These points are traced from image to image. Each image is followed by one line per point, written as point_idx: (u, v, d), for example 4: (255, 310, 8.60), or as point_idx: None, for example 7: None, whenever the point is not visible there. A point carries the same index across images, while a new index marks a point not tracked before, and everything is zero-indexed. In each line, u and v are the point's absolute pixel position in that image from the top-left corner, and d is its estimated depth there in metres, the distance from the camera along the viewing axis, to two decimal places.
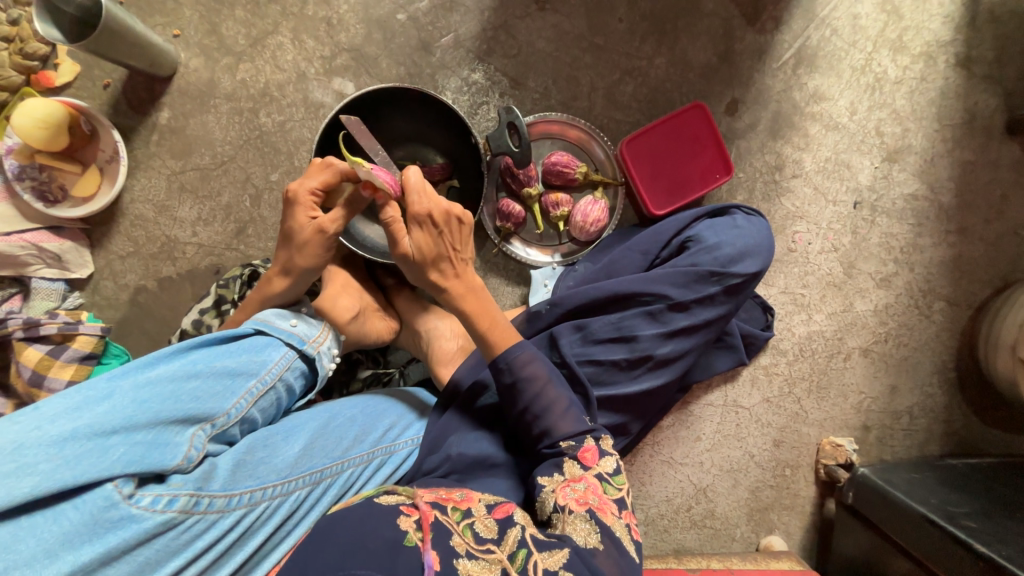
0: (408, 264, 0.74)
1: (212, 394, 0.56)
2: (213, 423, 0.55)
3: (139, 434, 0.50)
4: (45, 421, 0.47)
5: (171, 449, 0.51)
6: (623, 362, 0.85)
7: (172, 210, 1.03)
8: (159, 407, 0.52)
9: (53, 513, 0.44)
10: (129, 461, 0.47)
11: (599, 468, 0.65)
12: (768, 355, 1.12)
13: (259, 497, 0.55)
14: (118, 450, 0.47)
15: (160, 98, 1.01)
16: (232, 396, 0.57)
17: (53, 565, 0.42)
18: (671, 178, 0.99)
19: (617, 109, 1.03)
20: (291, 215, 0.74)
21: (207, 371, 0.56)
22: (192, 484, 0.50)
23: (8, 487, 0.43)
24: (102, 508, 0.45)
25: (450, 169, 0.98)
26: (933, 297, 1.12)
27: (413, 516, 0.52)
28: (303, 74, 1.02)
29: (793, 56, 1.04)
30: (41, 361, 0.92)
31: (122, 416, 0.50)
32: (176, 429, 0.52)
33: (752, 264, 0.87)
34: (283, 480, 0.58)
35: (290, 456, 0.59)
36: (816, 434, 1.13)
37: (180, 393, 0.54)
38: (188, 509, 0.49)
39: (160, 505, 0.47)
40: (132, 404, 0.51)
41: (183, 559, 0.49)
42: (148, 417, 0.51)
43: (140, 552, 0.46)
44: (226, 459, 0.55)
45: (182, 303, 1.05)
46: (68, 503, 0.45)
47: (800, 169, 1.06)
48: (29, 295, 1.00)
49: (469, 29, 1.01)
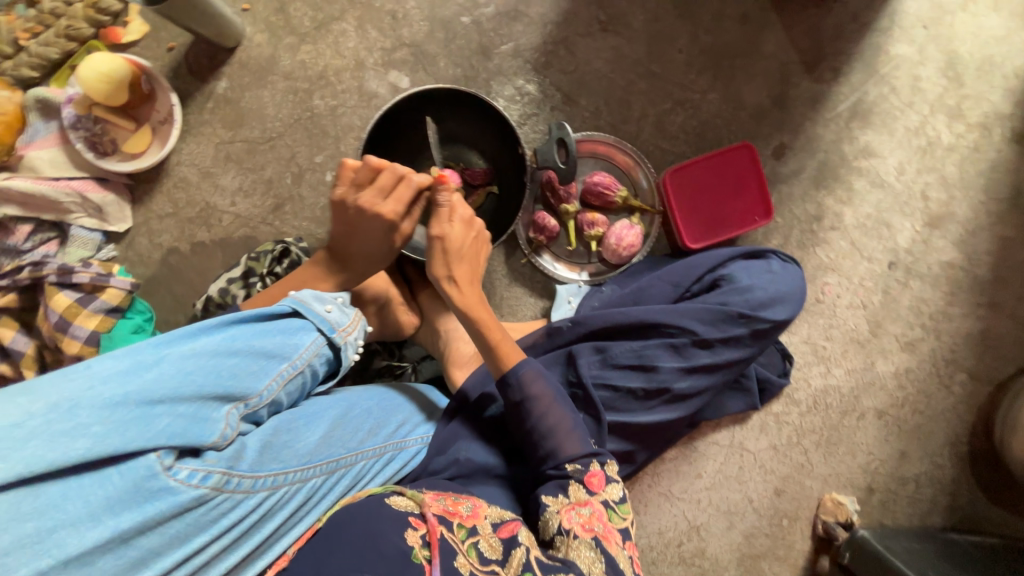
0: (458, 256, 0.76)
1: (248, 373, 0.57)
2: (247, 403, 0.56)
3: (182, 405, 0.50)
4: (97, 383, 0.48)
5: (209, 425, 0.51)
6: (639, 391, 0.85)
7: (215, 177, 1.05)
8: (202, 380, 0.52)
9: (98, 477, 0.44)
10: (172, 434, 0.48)
11: (606, 494, 0.65)
12: (781, 403, 1.11)
13: (281, 481, 0.56)
14: (163, 420, 0.48)
15: (221, 67, 1.03)
16: (266, 377, 0.58)
17: (96, 529, 0.42)
18: (709, 214, 0.99)
19: (664, 137, 1.03)
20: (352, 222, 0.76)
21: (245, 349, 0.57)
22: (224, 463, 0.51)
23: (63, 446, 0.43)
24: (143, 478, 0.45)
25: (491, 175, 0.98)
26: (955, 369, 1.10)
27: (420, 530, 0.52)
28: (362, 63, 1.03)
29: (848, 108, 1.04)
30: (70, 308, 0.94)
31: (168, 385, 0.50)
32: (214, 405, 0.53)
33: (781, 311, 0.87)
34: (303, 467, 0.59)
35: (311, 443, 0.60)
36: (819, 488, 1.12)
37: (222, 369, 0.54)
38: (219, 487, 0.50)
39: (195, 480, 0.48)
40: (177, 375, 0.51)
41: (209, 535, 0.48)
42: (191, 390, 0.51)
43: (172, 524, 0.46)
44: (255, 441, 0.56)
45: (210, 270, 1.06)
46: (112, 468, 0.45)
47: (839, 222, 1.06)
48: (65, 241, 1.01)
49: (530, 40, 1.02)
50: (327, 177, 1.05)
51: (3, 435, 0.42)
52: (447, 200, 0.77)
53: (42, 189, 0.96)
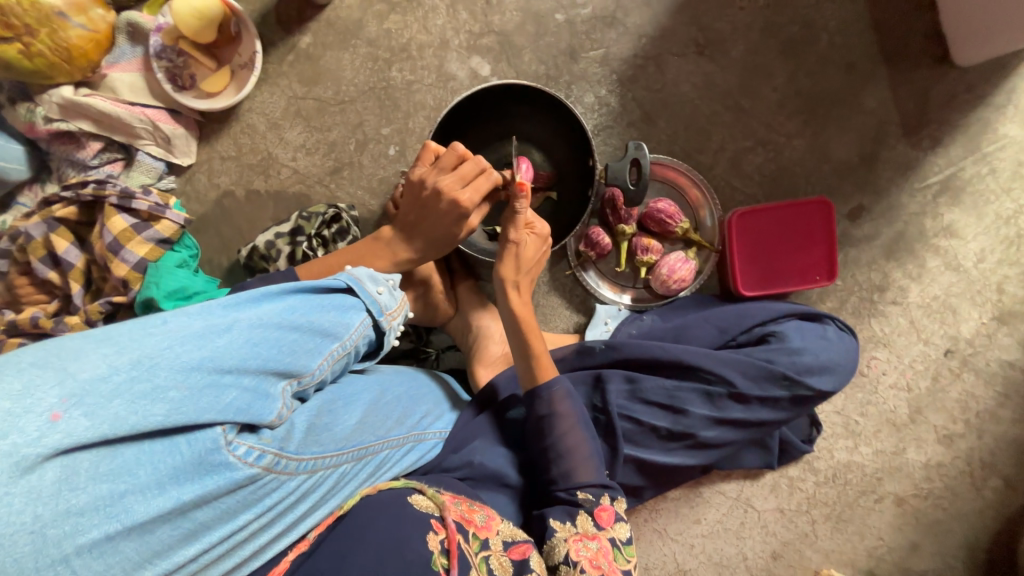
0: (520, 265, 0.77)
1: (305, 351, 0.56)
2: (300, 380, 0.56)
3: (246, 378, 0.50)
4: (174, 343, 0.47)
5: (268, 404, 0.51)
6: (662, 431, 0.83)
7: (281, 129, 1.05)
8: (266, 355, 0.52)
9: (168, 445, 0.43)
10: (239, 409, 0.47)
11: (613, 532, 0.65)
12: (798, 468, 1.07)
13: (319, 465, 0.55)
14: (232, 394, 0.47)
15: (307, 22, 1.03)
16: (319, 356, 0.58)
17: (162, 497, 0.41)
18: (769, 264, 0.95)
19: (738, 175, 0.99)
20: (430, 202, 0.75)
21: (305, 325, 0.57)
22: (277, 443, 0.51)
23: (143, 409, 0.42)
24: (208, 451, 0.44)
25: (553, 180, 0.96)
26: (991, 473, 1.04)
27: (440, 536, 0.51)
28: (446, 43, 1.01)
29: (939, 182, 0.98)
30: (124, 232, 0.96)
31: (238, 356, 0.50)
32: (273, 380, 0.52)
33: (828, 381, 0.83)
34: (337, 452, 0.58)
35: (348, 427, 0.60)
36: (818, 561, 1.08)
37: (283, 344, 0.54)
38: (270, 467, 0.49)
39: (251, 458, 0.47)
40: (246, 345, 0.51)
41: (253, 514, 0.48)
42: (257, 363, 0.51)
43: (224, 500, 0.45)
44: (301, 420, 0.56)
45: (260, 219, 1.07)
46: (182, 436, 0.44)
47: (902, 298, 1.01)
48: (130, 164, 1.03)
49: (620, 50, 0.98)
50: (390, 151, 1.04)
51: (90, 388, 0.40)
52: (524, 209, 0.77)
53: (122, 112, 0.98)
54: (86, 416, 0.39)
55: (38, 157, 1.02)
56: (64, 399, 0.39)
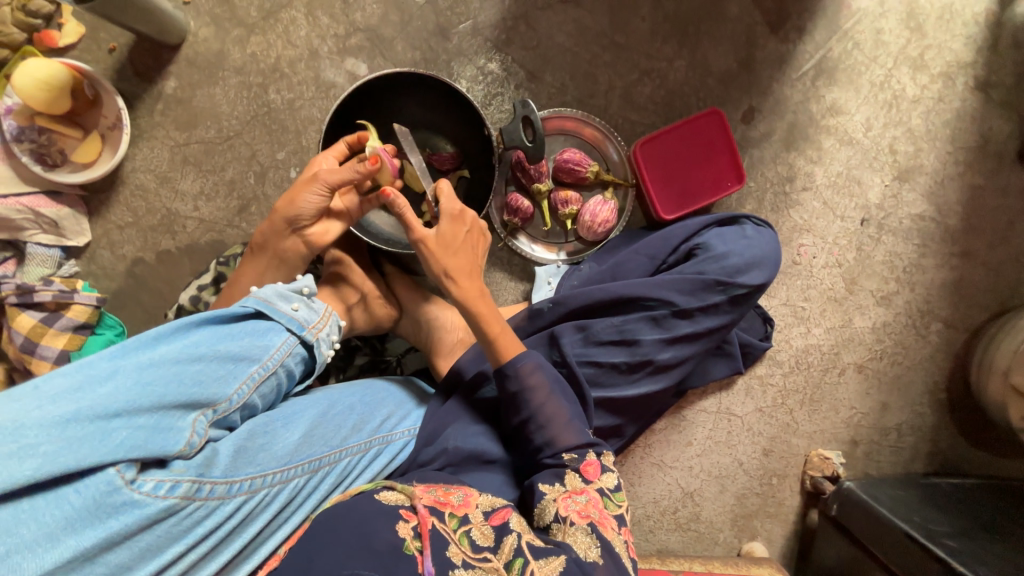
0: (442, 246, 0.75)
1: (215, 379, 0.55)
2: (215, 409, 0.54)
3: (141, 417, 0.48)
4: (45, 401, 0.45)
5: (173, 434, 0.49)
6: (623, 365, 0.86)
7: (174, 182, 1.01)
8: (163, 390, 0.50)
9: (52, 497, 0.42)
10: (131, 447, 0.46)
11: (601, 483, 0.65)
12: (765, 365, 1.12)
13: (259, 484, 0.55)
14: (120, 434, 0.46)
15: (167, 66, 0.99)
16: (235, 381, 0.56)
17: (55, 549, 0.41)
18: (682, 184, 0.98)
19: (633, 109, 1.02)
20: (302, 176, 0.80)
21: (210, 355, 0.55)
22: (194, 471, 0.50)
23: (7, 469, 0.40)
24: (105, 493, 0.44)
25: (460, 159, 0.97)
26: (930, 319, 1.12)
27: (411, 522, 0.52)
28: (316, 52, 0.99)
29: (814, 67, 1.03)
30: (35, 328, 0.91)
31: (127, 398, 0.48)
32: (179, 414, 0.51)
33: (758, 275, 0.87)
34: (282, 468, 0.58)
35: (290, 444, 0.59)
36: (805, 445, 1.14)
37: (185, 376, 0.52)
38: (190, 495, 0.49)
39: (163, 490, 0.47)
40: (135, 386, 0.49)
41: (184, 544, 0.48)
42: (151, 400, 0.49)
43: (142, 538, 0.45)
44: (227, 445, 0.54)
45: (179, 278, 1.03)
46: (69, 487, 0.43)
47: (810, 183, 1.06)
48: (23, 260, 0.97)
49: (488, 17, 0.99)
50: (292, 174, 1.01)
51: None
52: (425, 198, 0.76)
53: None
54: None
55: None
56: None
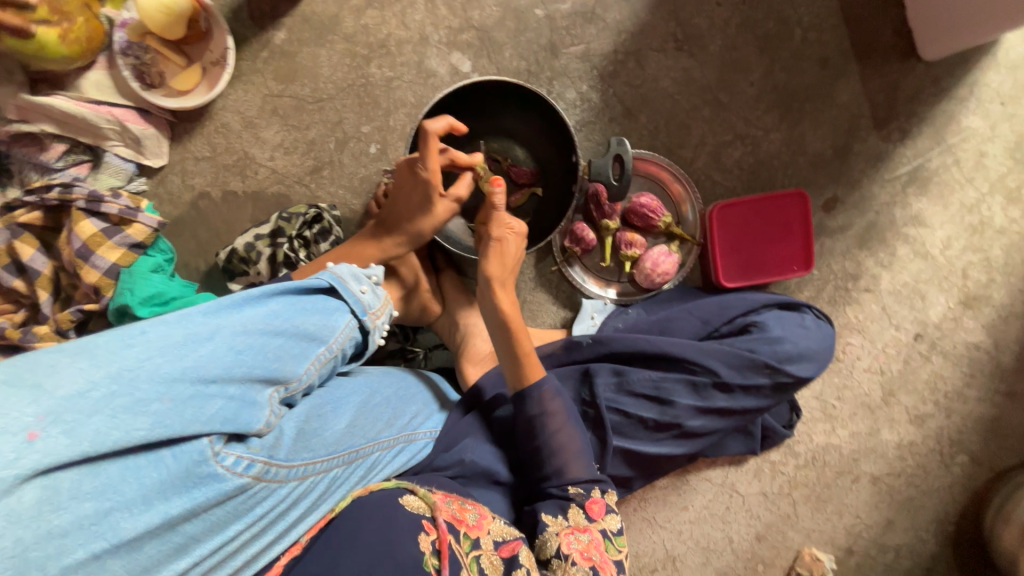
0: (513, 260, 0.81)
1: (291, 355, 0.57)
2: (287, 387, 0.56)
3: (232, 387, 0.50)
4: (155, 355, 0.47)
5: (256, 411, 0.52)
6: (650, 422, 0.85)
7: (258, 128, 1.02)
8: (252, 362, 0.53)
9: (151, 458, 0.43)
10: (224, 420, 0.48)
11: (605, 524, 0.65)
12: (780, 452, 1.11)
13: (310, 472, 0.56)
14: (217, 404, 0.48)
15: (281, 17, 1.00)
16: (306, 360, 0.58)
17: (148, 513, 0.42)
18: (748, 256, 0.97)
19: (718, 169, 1.01)
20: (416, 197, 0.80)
21: (289, 330, 0.57)
22: (266, 451, 0.52)
23: (125, 424, 0.42)
24: (195, 463, 0.45)
25: (536, 176, 0.97)
26: (958, 450, 1.10)
27: (431, 536, 0.53)
28: (425, 39, 1.00)
29: (908, 173, 1.02)
30: (94, 236, 0.92)
31: (222, 366, 0.50)
32: (259, 388, 0.53)
33: (807, 368, 0.86)
34: (328, 456, 0.59)
35: (337, 432, 0.62)
36: (799, 540, 1.12)
37: (269, 350, 0.55)
38: (260, 476, 0.50)
39: (240, 467, 0.48)
40: (230, 354, 0.51)
41: (243, 523, 0.49)
42: (243, 371, 0.52)
43: (215, 512, 0.46)
44: (289, 426, 0.57)
45: (239, 221, 1.04)
46: (167, 450, 0.44)
47: (874, 285, 1.04)
48: (97, 166, 0.99)
49: (601, 46, 0.99)
50: (371, 149, 1.02)
51: (67, 405, 0.41)
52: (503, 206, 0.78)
53: (86, 112, 0.94)
54: (64, 435, 0.39)
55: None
56: (41, 417, 0.39)
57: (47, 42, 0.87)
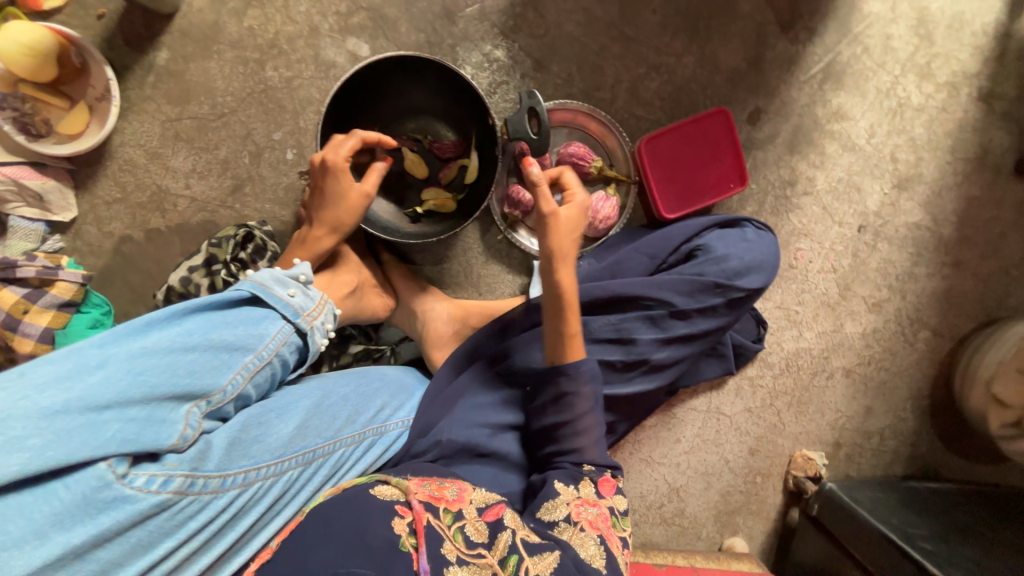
0: (565, 228, 0.76)
1: (209, 368, 0.55)
2: (209, 401, 0.55)
3: (133, 410, 0.49)
4: (34, 391, 0.46)
5: (167, 428, 0.50)
6: (618, 364, 0.86)
7: (164, 158, 0.98)
8: (155, 381, 0.51)
9: (42, 492, 0.44)
10: (121, 441, 0.47)
11: (612, 502, 0.66)
12: (756, 367, 1.14)
13: (253, 478, 0.56)
14: (111, 428, 0.47)
15: (159, 36, 0.95)
16: (229, 371, 0.57)
17: (43, 547, 0.42)
18: (684, 184, 0.98)
19: (639, 104, 1.00)
20: (336, 186, 0.80)
21: (203, 344, 0.55)
22: (187, 465, 0.51)
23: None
24: (94, 489, 0.45)
25: (463, 147, 0.95)
26: (919, 327, 1.14)
27: (406, 518, 0.53)
28: (316, 29, 0.96)
29: (822, 70, 1.03)
30: (17, 304, 0.88)
31: (117, 390, 0.49)
32: (171, 405, 0.52)
33: (757, 279, 0.88)
34: (276, 460, 0.59)
35: (283, 436, 0.61)
36: (790, 446, 1.17)
37: (177, 366, 0.53)
38: (183, 490, 0.50)
39: (155, 485, 0.48)
40: (126, 376, 0.50)
41: (175, 540, 0.50)
42: (143, 392, 0.50)
43: (134, 533, 0.47)
44: (221, 438, 0.55)
45: (170, 258, 1.00)
46: (58, 482, 0.45)
47: (811, 187, 1.06)
48: (5, 233, 0.93)
49: (496, 2, 0.96)
50: (288, 156, 0.99)
51: None
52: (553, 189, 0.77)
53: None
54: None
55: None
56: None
57: None
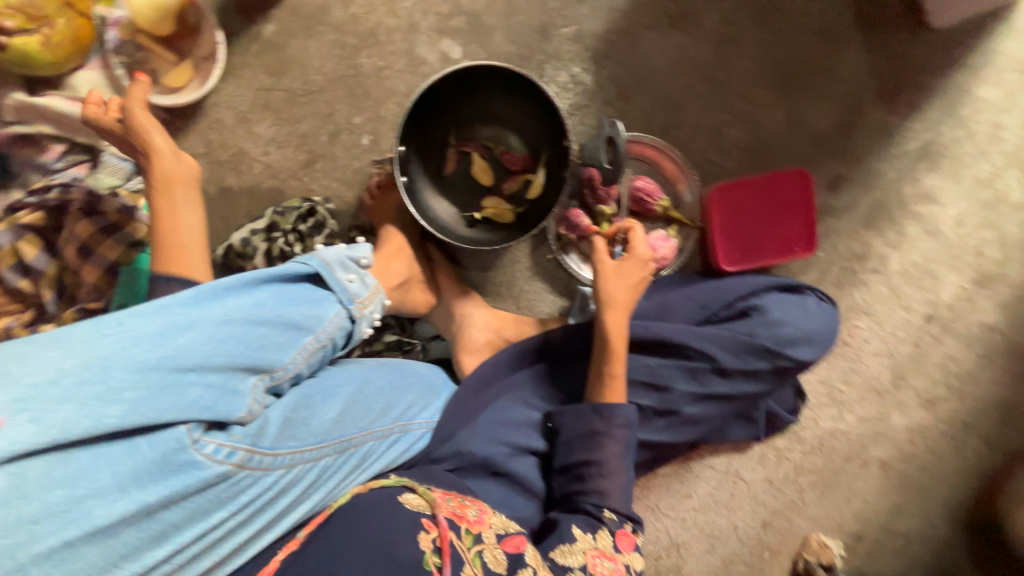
0: (615, 275, 0.81)
1: (275, 345, 0.59)
2: (272, 376, 0.59)
3: (211, 376, 0.52)
4: (131, 343, 0.49)
5: (237, 400, 0.54)
6: (647, 409, 0.84)
7: (250, 123, 1.02)
8: (233, 351, 0.54)
9: (126, 446, 0.46)
10: (202, 407, 0.50)
11: (628, 559, 0.68)
12: (785, 438, 1.09)
13: (297, 460, 0.58)
14: (193, 392, 0.50)
15: (270, 10, 1.00)
16: (292, 349, 0.61)
17: (122, 501, 0.44)
18: (748, 240, 0.95)
19: (716, 150, 0.98)
20: (159, 134, 0.75)
21: (273, 319, 0.59)
22: (249, 439, 0.54)
23: (96, 412, 0.45)
24: (172, 451, 0.47)
25: (531, 163, 0.96)
26: (972, 434, 1.07)
27: (431, 534, 0.55)
28: (414, 26, 0.99)
29: (917, 148, 0.98)
30: (93, 236, 0.92)
31: (201, 355, 0.52)
32: (242, 376, 0.55)
33: (808, 351, 0.85)
34: (318, 445, 0.61)
35: (327, 420, 0.63)
36: (806, 527, 1.11)
37: (252, 339, 0.57)
38: (243, 464, 0.52)
39: (221, 455, 0.50)
40: (209, 343, 0.53)
41: (226, 511, 0.50)
42: (223, 361, 0.53)
43: (194, 499, 0.48)
44: (277, 415, 0.59)
45: (235, 216, 1.05)
46: (142, 438, 0.47)
47: (882, 266, 1.01)
48: (96, 167, 0.98)
49: (593, 27, 0.96)
50: (364, 141, 1.02)
51: (37, 394, 0.43)
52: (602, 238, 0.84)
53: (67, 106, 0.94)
54: (33, 422, 0.42)
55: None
56: (9, 405, 0.42)
57: (29, 51, 0.89)
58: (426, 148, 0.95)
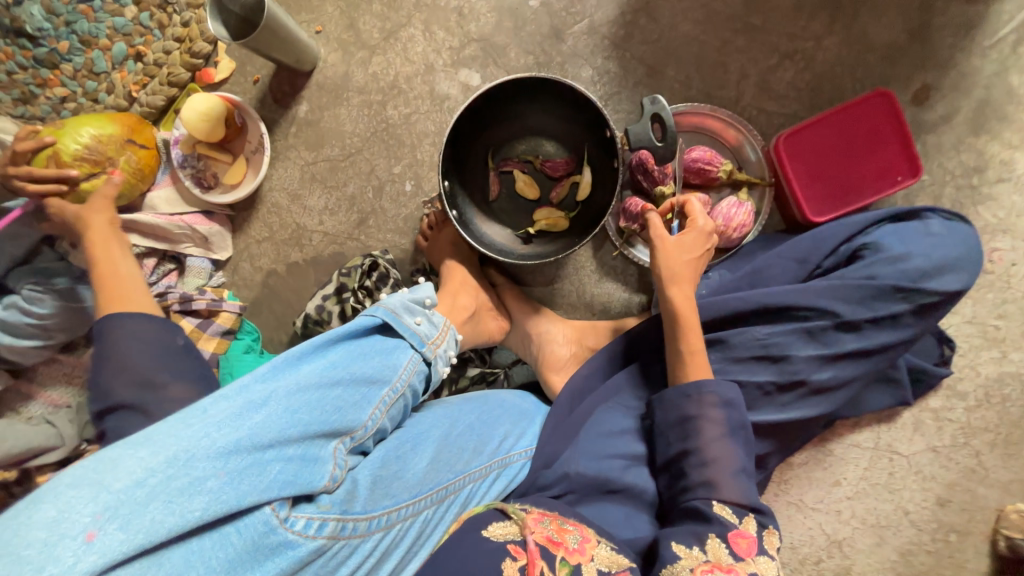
0: (677, 251, 0.73)
1: (352, 405, 0.59)
2: (353, 436, 0.59)
3: (291, 448, 0.52)
4: (212, 428, 0.49)
5: (319, 468, 0.54)
6: (770, 387, 0.74)
7: (303, 198, 1.08)
8: (308, 419, 0.54)
9: (217, 537, 0.46)
10: (284, 484, 0.50)
11: (754, 566, 0.57)
12: (940, 397, 0.93)
13: (394, 519, 0.57)
14: (275, 468, 0.50)
15: (301, 92, 1.06)
16: (369, 406, 0.61)
17: None
18: (835, 181, 0.85)
19: (771, 98, 0.90)
20: (99, 220, 0.85)
21: (347, 378, 0.59)
22: (337, 508, 0.54)
23: (181, 509, 0.44)
24: (262, 534, 0.47)
25: (574, 164, 0.93)
26: None
27: (519, 561, 0.51)
28: (431, 66, 1.01)
29: (1012, 32, 0.85)
30: (192, 332, 1.02)
31: (278, 429, 0.52)
32: (322, 442, 0.55)
33: (952, 281, 0.72)
34: (413, 499, 0.60)
35: (419, 472, 0.62)
36: (996, 497, 0.92)
37: (327, 403, 0.56)
38: (336, 534, 0.52)
39: (312, 529, 0.50)
40: (286, 415, 0.53)
41: None
42: (299, 431, 0.53)
43: None
44: (364, 476, 0.59)
45: (306, 288, 1.10)
46: (230, 526, 0.47)
47: (1008, 172, 0.86)
48: (183, 271, 1.08)
49: (606, 14, 0.94)
50: (408, 187, 1.04)
51: (124, 498, 0.43)
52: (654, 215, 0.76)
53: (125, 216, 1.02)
54: (121, 529, 0.41)
55: (55, 253, 0.96)
56: (98, 516, 0.41)
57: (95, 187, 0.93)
58: (468, 177, 0.95)
